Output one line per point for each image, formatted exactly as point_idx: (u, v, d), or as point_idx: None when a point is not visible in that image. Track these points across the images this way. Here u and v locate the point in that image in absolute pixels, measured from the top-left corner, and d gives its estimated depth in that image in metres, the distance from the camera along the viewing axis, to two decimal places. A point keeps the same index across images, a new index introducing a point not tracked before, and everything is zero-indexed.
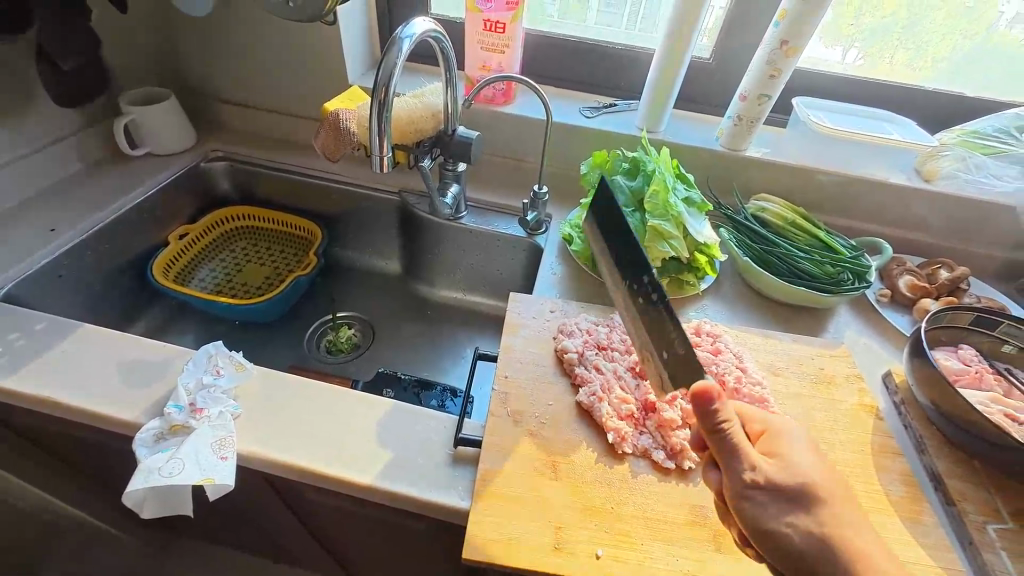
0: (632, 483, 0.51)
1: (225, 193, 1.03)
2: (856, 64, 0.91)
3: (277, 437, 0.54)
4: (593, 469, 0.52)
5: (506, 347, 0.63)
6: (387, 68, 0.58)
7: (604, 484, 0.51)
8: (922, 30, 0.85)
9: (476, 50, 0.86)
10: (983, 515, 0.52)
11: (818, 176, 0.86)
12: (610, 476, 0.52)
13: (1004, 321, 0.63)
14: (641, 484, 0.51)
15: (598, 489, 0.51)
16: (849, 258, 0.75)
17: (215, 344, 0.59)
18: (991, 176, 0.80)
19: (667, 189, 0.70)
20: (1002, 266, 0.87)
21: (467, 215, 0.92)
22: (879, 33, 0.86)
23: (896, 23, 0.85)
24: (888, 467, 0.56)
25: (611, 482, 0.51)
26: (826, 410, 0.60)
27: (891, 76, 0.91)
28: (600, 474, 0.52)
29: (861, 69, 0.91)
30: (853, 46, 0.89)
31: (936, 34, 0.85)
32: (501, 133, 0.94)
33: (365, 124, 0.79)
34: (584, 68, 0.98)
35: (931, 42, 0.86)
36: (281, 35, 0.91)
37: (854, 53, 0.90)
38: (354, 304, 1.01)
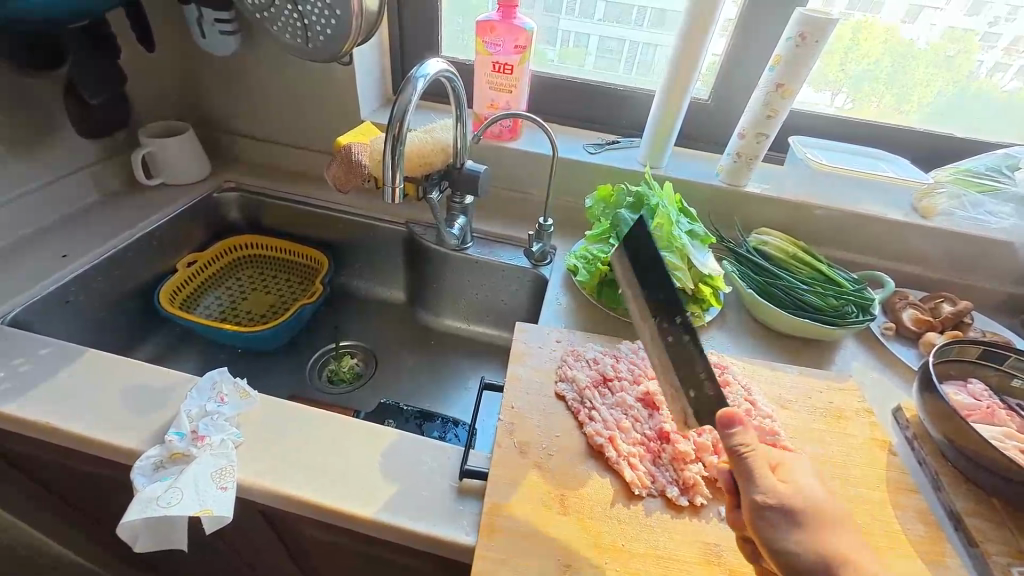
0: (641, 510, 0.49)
1: (235, 223, 1.06)
2: (847, 107, 0.94)
3: (281, 468, 0.52)
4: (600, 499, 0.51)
5: (512, 377, 0.63)
6: (403, 104, 0.59)
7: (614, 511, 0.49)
8: (908, 77, 0.89)
9: (484, 90, 0.90)
10: (1008, 557, 0.50)
11: (816, 211, 0.88)
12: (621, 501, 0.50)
13: (1011, 355, 0.63)
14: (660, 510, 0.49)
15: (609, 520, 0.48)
16: (852, 291, 0.76)
17: (220, 371, 0.59)
18: (988, 212, 0.81)
19: (671, 221, 0.71)
20: (1005, 301, 0.87)
21: (473, 245, 0.94)
22: (868, 78, 0.90)
23: (883, 70, 0.89)
24: (905, 505, 0.54)
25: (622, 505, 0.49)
26: (838, 444, 0.59)
27: (882, 117, 0.94)
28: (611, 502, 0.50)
29: (853, 110, 0.94)
30: (842, 91, 0.93)
31: (920, 81, 0.89)
32: (507, 166, 0.97)
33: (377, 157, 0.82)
34: (588, 107, 1.01)
35: (919, 86, 0.90)
36: (297, 74, 0.95)
37: (843, 97, 0.94)
38: (358, 334, 1.01)
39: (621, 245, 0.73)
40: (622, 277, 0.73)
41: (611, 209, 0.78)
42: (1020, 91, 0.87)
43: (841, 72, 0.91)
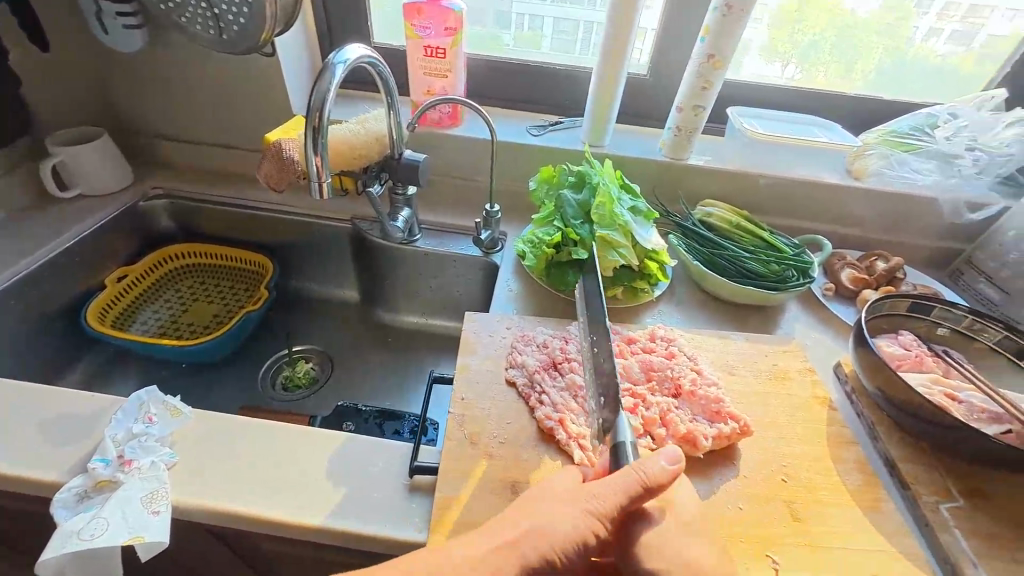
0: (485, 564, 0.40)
1: (168, 232, 1.00)
2: (796, 77, 0.96)
3: (220, 485, 0.50)
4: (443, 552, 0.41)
5: (462, 367, 0.62)
6: (320, 92, 0.56)
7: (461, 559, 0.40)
8: (855, 46, 0.91)
9: (419, 75, 0.87)
10: (936, 496, 0.53)
11: (756, 180, 0.90)
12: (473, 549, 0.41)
13: (937, 305, 0.66)
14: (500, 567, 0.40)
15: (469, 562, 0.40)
16: (792, 256, 0.78)
17: (148, 390, 0.55)
18: (914, 170, 0.83)
19: (612, 199, 0.70)
20: (933, 254, 0.92)
21: (421, 237, 0.92)
22: (814, 49, 0.92)
23: (828, 41, 0.90)
24: (844, 458, 0.56)
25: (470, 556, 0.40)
26: (781, 405, 0.61)
27: (830, 87, 0.96)
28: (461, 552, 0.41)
29: (802, 81, 0.96)
30: (792, 61, 0.94)
31: (865, 49, 0.91)
32: (451, 155, 0.95)
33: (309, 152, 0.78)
34: (529, 89, 1.00)
35: (863, 55, 0.91)
36: (217, 69, 0.89)
37: (794, 67, 0.95)
38: (311, 337, 0.98)
39: (565, 226, 0.72)
40: (568, 259, 0.73)
41: (554, 190, 0.77)
42: (953, 55, 0.90)
43: (789, 44, 0.92)
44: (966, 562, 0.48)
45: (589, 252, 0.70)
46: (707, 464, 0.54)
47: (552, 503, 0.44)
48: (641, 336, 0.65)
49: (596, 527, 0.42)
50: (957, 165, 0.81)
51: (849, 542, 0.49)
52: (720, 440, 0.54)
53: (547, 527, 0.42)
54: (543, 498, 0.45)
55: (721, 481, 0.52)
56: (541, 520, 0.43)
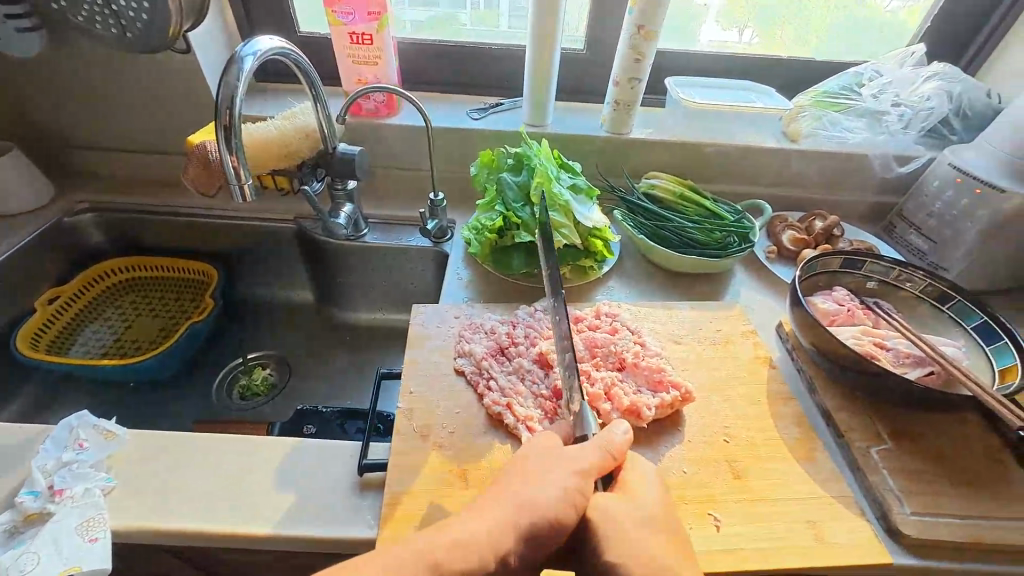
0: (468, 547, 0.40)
1: (100, 247, 0.95)
2: (753, 43, 0.96)
3: (162, 504, 0.49)
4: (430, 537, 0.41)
5: (409, 361, 0.61)
6: (228, 88, 0.53)
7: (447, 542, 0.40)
8: (811, 8, 0.90)
9: (349, 65, 0.84)
10: (868, 441, 0.56)
11: (698, 149, 0.91)
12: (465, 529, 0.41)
13: (867, 259, 0.69)
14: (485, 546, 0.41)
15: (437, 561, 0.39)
16: (733, 223, 0.80)
17: (78, 415, 0.54)
18: (845, 129, 0.88)
19: (550, 179, 0.70)
20: (869, 210, 0.95)
21: (369, 232, 0.90)
22: (770, 14, 0.91)
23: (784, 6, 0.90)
24: (782, 414, 0.59)
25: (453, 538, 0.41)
26: (724, 369, 0.63)
27: (789, 51, 0.97)
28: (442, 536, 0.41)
29: (758, 46, 0.96)
30: (749, 27, 0.94)
31: (820, 11, 0.90)
32: (391, 145, 0.92)
33: None
34: (467, 72, 0.98)
35: (818, 16, 0.91)
36: (130, 71, 0.84)
37: (750, 33, 0.95)
38: (265, 343, 0.96)
39: (506, 210, 0.72)
40: (513, 243, 0.72)
41: (494, 174, 0.76)
42: (902, 10, 0.90)
43: (745, 10, 0.91)
44: (893, 500, 0.51)
45: (531, 234, 0.70)
46: (652, 433, 0.55)
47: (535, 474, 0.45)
48: (588, 314, 0.66)
49: (581, 489, 0.44)
50: (885, 121, 0.86)
51: (787, 494, 0.51)
52: (663, 409, 0.55)
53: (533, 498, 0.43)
54: (521, 472, 0.45)
55: (666, 448, 0.54)
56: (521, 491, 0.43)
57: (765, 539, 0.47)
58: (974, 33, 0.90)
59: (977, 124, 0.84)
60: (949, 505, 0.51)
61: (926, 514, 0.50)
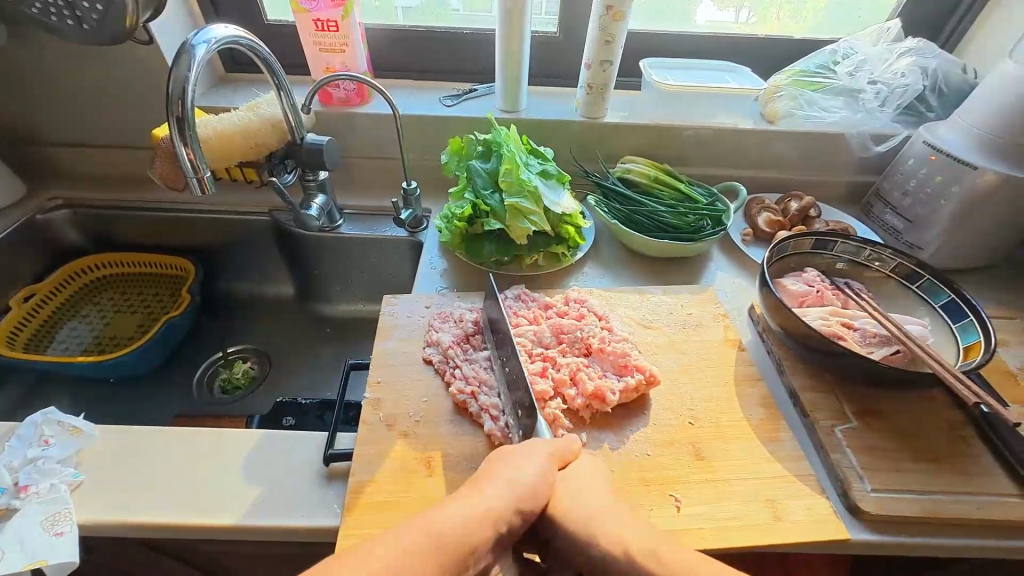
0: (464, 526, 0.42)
1: (75, 244, 0.94)
2: (750, 22, 0.94)
3: (129, 498, 0.49)
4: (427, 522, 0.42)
5: (378, 352, 0.61)
6: (178, 79, 0.52)
7: (435, 526, 0.41)
8: None
9: (316, 53, 0.83)
10: (832, 420, 0.56)
11: (674, 132, 0.90)
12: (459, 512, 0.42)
13: (837, 240, 0.68)
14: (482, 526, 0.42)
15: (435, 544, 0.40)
16: (706, 206, 0.79)
17: (44, 411, 0.54)
18: (820, 109, 0.87)
19: (518, 165, 0.70)
20: (848, 189, 0.94)
21: (345, 223, 0.90)
22: None
23: None
24: (748, 394, 0.59)
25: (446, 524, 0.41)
26: (693, 352, 0.63)
27: (783, 30, 0.95)
28: (439, 519, 0.42)
29: (756, 25, 0.94)
30: (745, 7, 0.92)
31: None
32: (364, 135, 0.91)
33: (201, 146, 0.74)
34: (439, 58, 0.96)
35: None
36: (94, 64, 0.82)
37: (747, 13, 0.93)
38: (245, 337, 0.95)
39: (476, 198, 0.71)
40: (482, 231, 0.72)
41: (464, 161, 0.76)
42: None
43: None
44: (854, 478, 0.51)
45: (500, 222, 0.69)
46: (618, 417, 0.56)
47: (510, 459, 0.47)
48: (557, 301, 0.66)
49: (550, 475, 0.47)
50: (862, 99, 0.85)
51: (749, 473, 0.52)
52: (629, 393, 0.55)
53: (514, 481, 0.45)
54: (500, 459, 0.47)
55: (632, 432, 0.54)
56: (502, 475, 0.45)
57: (724, 518, 0.48)
58: (953, 6, 0.88)
59: (954, 100, 0.83)
60: (909, 480, 0.51)
61: (885, 491, 0.50)
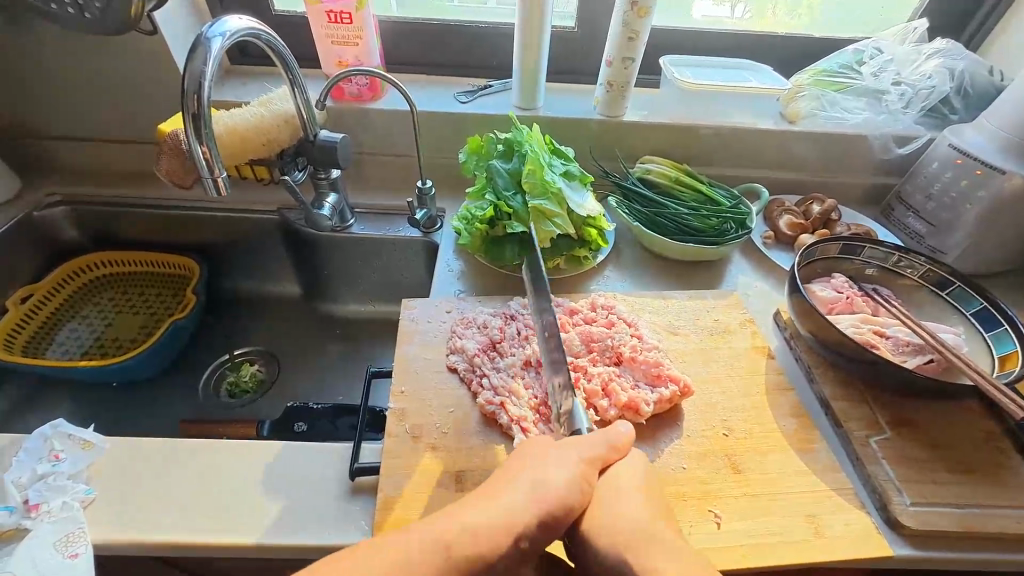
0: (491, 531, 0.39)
1: (74, 243, 0.90)
2: (745, 17, 0.92)
3: (146, 516, 0.47)
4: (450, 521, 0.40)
5: (400, 359, 0.59)
6: (193, 73, 0.49)
7: (458, 530, 0.39)
8: None
9: (327, 46, 0.80)
10: (866, 430, 0.55)
11: (696, 131, 0.88)
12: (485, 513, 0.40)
13: (866, 245, 0.67)
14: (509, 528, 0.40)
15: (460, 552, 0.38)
16: (729, 208, 0.77)
17: (53, 424, 0.52)
18: (842, 110, 0.85)
19: (542, 166, 0.67)
20: (868, 191, 0.93)
21: (356, 223, 0.87)
22: None
23: None
24: (780, 404, 0.58)
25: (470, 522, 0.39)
26: (723, 359, 0.62)
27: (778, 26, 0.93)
28: (463, 519, 0.40)
29: (751, 21, 0.93)
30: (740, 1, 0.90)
31: None
32: (376, 131, 0.88)
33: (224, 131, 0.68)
34: (453, 52, 0.93)
35: None
36: (93, 54, 0.79)
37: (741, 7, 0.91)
38: (251, 338, 0.93)
39: (497, 199, 0.69)
40: (504, 233, 0.70)
41: (484, 161, 0.73)
42: None
43: None
44: (892, 490, 0.50)
45: (523, 224, 0.67)
46: (650, 429, 0.55)
47: (542, 461, 0.44)
48: (583, 306, 0.65)
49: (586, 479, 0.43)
50: (885, 100, 0.83)
51: (786, 486, 0.50)
52: (662, 404, 0.54)
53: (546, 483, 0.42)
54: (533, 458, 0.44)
55: (666, 443, 0.53)
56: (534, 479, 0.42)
57: (762, 533, 0.47)
58: (977, 5, 0.87)
59: (978, 103, 0.82)
60: (946, 493, 0.50)
61: (924, 504, 0.49)
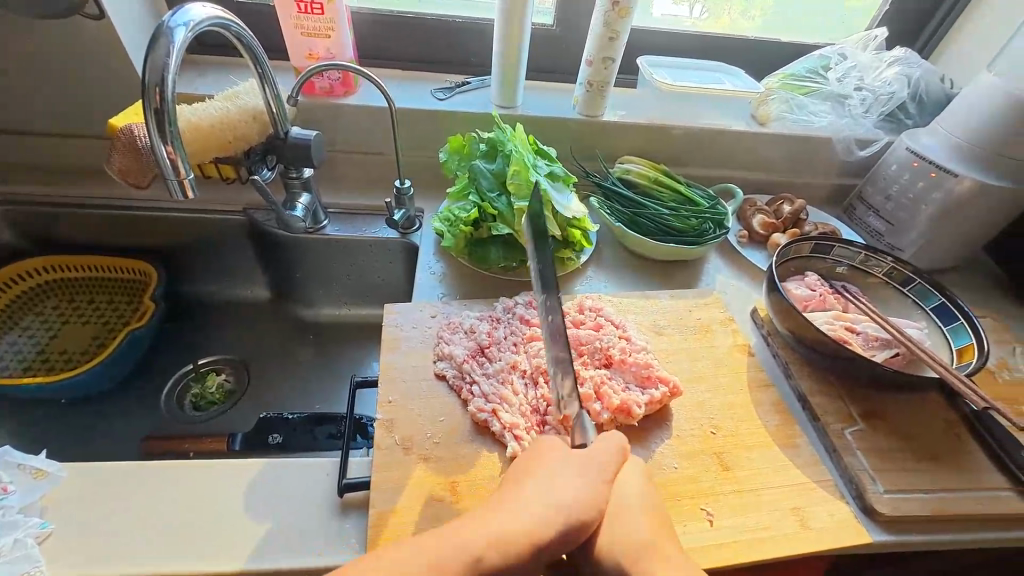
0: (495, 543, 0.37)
1: (11, 246, 0.82)
2: (702, 18, 0.94)
3: (114, 548, 0.44)
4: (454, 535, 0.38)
5: (386, 368, 0.57)
6: (156, 65, 0.45)
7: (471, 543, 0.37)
8: None
9: (295, 36, 0.76)
10: (842, 423, 0.58)
11: (673, 131, 0.89)
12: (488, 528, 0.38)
13: (835, 244, 0.70)
14: (512, 544, 0.38)
15: (465, 560, 0.36)
16: (708, 209, 0.79)
17: (5, 453, 0.49)
18: (810, 113, 0.89)
19: (527, 167, 0.67)
20: (832, 191, 0.98)
21: (330, 223, 0.84)
22: None
23: None
24: (763, 401, 0.60)
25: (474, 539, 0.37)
26: (707, 357, 0.63)
27: (732, 27, 0.95)
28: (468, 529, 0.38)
29: (706, 21, 0.94)
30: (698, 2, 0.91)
31: None
32: (350, 127, 0.85)
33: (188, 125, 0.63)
34: (429, 47, 0.91)
35: None
36: (29, 38, 0.71)
37: (699, 8, 0.92)
38: (217, 346, 0.87)
39: (481, 200, 0.68)
40: (489, 235, 0.69)
41: (465, 161, 0.72)
42: None
43: None
44: (867, 480, 0.52)
45: (508, 226, 0.67)
46: (642, 429, 0.55)
47: (545, 479, 0.41)
48: (570, 309, 0.65)
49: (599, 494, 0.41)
50: (848, 104, 0.87)
51: (771, 481, 0.52)
52: (652, 406, 0.55)
53: (554, 498, 0.40)
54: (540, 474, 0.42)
55: (658, 443, 0.54)
56: (541, 494, 0.40)
57: (754, 529, 0.48)
58: (930, 14, 0.92)
59: (932, 110, 0.87)
60: (915, 480, 0.53)
61: (897, 492, 0.52)
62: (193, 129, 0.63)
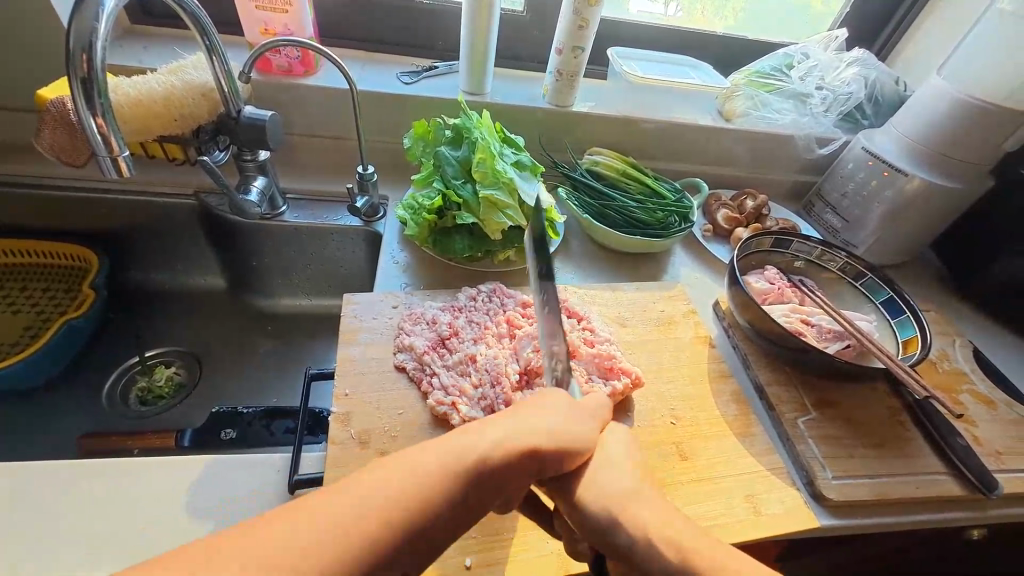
0: (486, 443, 0.36)
1: None
2: (673, 14, 0.94)
3: (35, 555, 0.41)
4: (438, 446, 0.35)
5: (343, 360, 0.55)
6: (82, 29, 0.41)
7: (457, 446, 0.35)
8: None
9: (249, 9, 0.72)
10: (796, 412, 0.59)
11: (641, 124, 0.89)
12: (485, 426, 0.37)
13: (794, 239, 0.72)
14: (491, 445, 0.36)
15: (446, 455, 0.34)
16: (674, 202, 0.79)
17: None
18: (774, 111, 0.90)
19: (493, 155, 0.65)
20: (793, 188, 1.00)
21: (289, 210, 0.80)
22: None
23: None
24: (722, 391, 0.61)
25: (465, 442, 0.35)
26: (669, 350, 0.64)
27: (702, 24, 0.96)
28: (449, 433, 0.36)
29: (680, 19, 0.95)
30: None
31: None
32: (310, 109, 0.81)
33: (130, 99, 0.59)
34: (395, 29, 0.88)
35: None
36: None
37: (673, 6, 0.93)
38: (166, 338, 0.82)
39: (446, 187, 0.66)
40: (453, 224, 0.67)
41: (431, 147, 0.70)
42: None
43: None
44: (818, 466, 0.54)
45: (473, 215, 0.65)
46: None
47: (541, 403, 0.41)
48: None
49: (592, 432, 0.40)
50: (810, 103, 0.89)
51: (729, 470, 0.53)
52: (614, 397, 0.55)
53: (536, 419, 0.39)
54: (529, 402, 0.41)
55: None
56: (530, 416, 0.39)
57: (712, 517, 0.49)
58: (886, 18, 0.95)
59: (887, 110, 0.91)
60: (861, 466, 0.55)
61: (845, 478, 0.54)
62: (135, 102, 0.59)
